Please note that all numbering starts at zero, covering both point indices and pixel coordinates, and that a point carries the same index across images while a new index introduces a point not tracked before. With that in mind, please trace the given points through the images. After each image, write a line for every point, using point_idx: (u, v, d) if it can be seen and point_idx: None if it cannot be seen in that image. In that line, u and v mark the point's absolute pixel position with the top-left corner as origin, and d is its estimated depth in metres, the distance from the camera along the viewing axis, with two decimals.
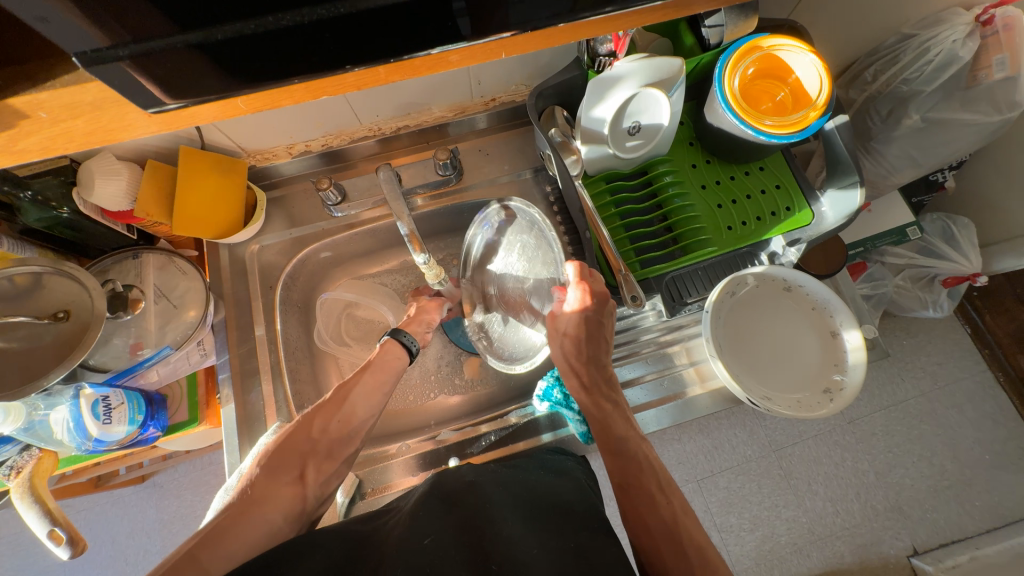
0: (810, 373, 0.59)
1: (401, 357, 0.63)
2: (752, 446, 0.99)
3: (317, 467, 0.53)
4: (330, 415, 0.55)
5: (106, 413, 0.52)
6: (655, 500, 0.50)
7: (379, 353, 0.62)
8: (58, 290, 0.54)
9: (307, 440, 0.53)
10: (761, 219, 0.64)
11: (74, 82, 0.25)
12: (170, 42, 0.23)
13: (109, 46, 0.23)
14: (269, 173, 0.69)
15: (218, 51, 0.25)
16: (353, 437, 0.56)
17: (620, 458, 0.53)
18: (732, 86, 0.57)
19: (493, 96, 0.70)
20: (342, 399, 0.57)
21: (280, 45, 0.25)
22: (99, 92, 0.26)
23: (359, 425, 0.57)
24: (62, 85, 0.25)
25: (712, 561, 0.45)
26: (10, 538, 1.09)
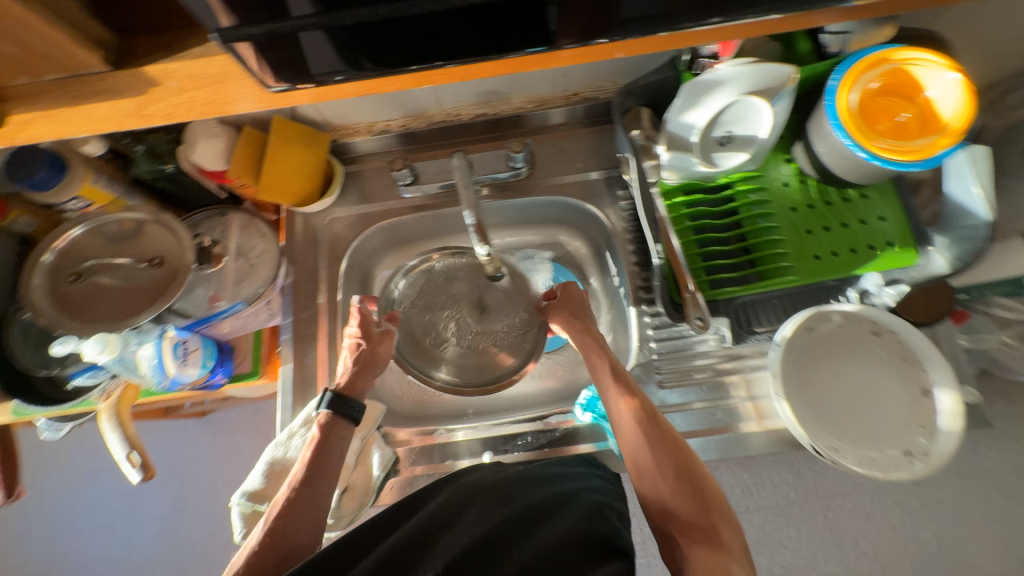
0: (890, 430, 0.53)
1: (347, 431, 0.57)
2: (798, 491, 0.91)
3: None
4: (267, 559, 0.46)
5: (185, 354, 0.57)
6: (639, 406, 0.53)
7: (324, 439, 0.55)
8: (155, 238, 0.59)
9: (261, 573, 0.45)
10: (856, 251, 0.58)
11: (203, 55, 0.28)
12: (292, 26, 0.26)
13: (243, 25, 0.25)
14: (348, 148, 0.72)
15: (345, 33, 0.27)
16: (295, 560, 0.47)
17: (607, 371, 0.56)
18: (847, 103, 0.52)
19: (576, 92, 0.67)
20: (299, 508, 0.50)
21: (394, 32, 0.27)
22: (223, 65, 0.28)
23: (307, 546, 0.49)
24: (193, 56, 0.28)
25: (699, 466, 0.49)
26: (92, 446, 1.24)
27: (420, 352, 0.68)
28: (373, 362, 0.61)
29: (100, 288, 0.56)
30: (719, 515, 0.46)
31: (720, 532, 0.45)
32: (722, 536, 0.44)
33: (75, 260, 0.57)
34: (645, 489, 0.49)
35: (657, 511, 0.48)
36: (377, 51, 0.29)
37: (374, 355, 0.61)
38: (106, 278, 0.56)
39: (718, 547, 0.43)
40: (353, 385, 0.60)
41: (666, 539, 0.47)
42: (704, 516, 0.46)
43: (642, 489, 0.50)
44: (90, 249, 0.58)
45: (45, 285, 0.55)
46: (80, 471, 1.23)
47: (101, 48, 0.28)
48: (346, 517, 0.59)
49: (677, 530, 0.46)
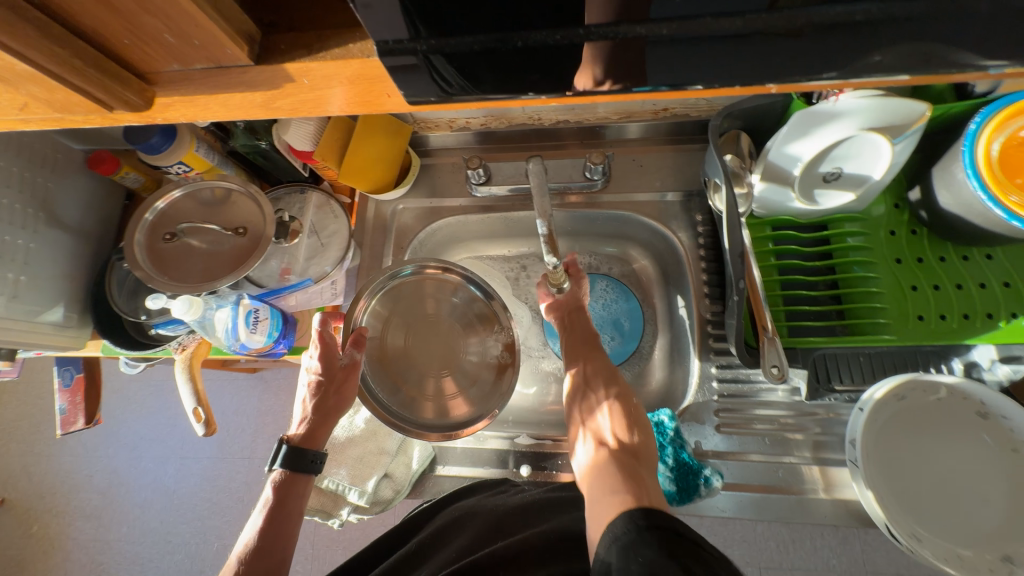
0: (988, 530, 0.46)
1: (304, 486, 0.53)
2: (838, 558, 0.85)
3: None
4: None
5: (255, 323, 0.60)
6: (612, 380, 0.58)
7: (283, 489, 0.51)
8: (242, 209, 0.62)
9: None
10: (970, 317, 0.51)
11: (342, 57, 0.25)
12: (410, 46, 0.22)
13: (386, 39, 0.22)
14: (426, 142, 0.72)
15: (508, 57, 0.23)
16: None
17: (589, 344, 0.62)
18: (991, 151, 0.45)
19: (666, 107, 0.63)
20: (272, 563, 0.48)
21: (563, 58, 0.23)
22: (360, 69, 0.25)
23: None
24: (332, 58, 0.25)
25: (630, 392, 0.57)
26: (158, 382, 1.36)
27: (386, 377, 0.60)
28: (334, 406, 0.56)
29: (189, 250, 0.60)
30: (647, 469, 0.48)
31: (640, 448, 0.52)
32: (641, 450, 0.51)
33: (171, 221, 0.61)
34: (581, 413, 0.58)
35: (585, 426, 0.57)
36: (500, 76, 0.24)
37: (337, 402, 0.56)
38: (195, 241, 0.60)
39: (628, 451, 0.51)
40: (311, 436, 0.55)
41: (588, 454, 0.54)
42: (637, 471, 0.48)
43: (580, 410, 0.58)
44: (185, 211, 0.62)
45: (145, 242, 0.59)
46: (144, 404, 1.35)
47: (247, 43, 0.26)
48: (381, 503, 0.59)
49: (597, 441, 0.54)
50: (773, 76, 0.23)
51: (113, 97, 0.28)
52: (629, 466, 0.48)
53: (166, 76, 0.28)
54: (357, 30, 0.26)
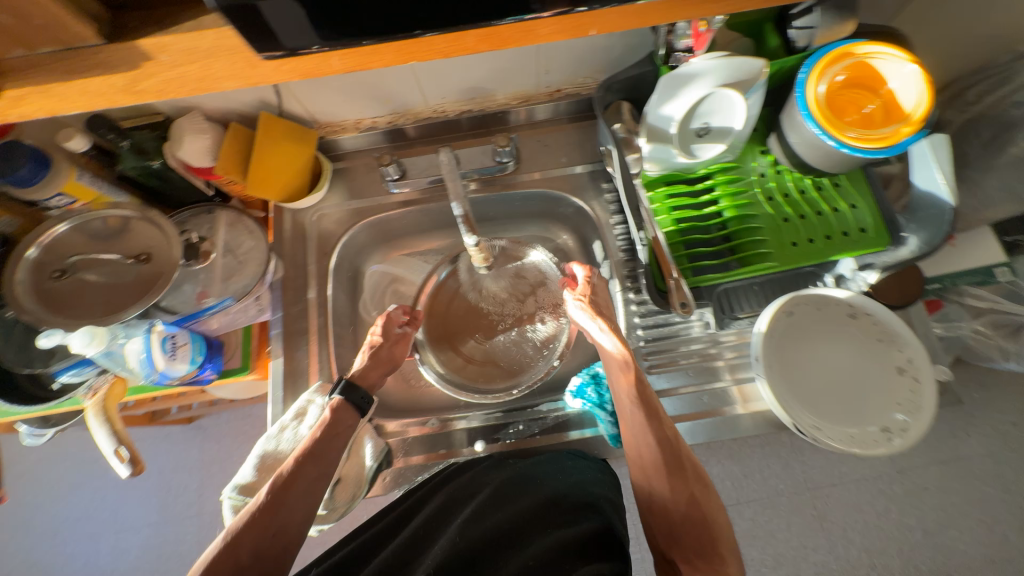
0: (868, 408, 0.55)
1: (351, 420, 0.57)
2: (785, 481, 0.92)
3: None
4: (263, 531, 0.47)
5: (173, 349, 0.56)
6: (659, 421, 0.52)
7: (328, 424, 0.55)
8: (142, 234, 0.59)
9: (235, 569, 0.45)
10: (831, 237, 0.60)
11: (195, 28, 0.28)
12: None
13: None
14: (335, 145, 0.72)
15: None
16: (287, 550, 0.48)
17: (641, 396, 0.53)
18: (817, 93, 0.54)
19: (559, 88, 0.69)
20: (279, 502, 0.49)
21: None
22: (215, 39, 0.28)
23: (296, 536, 0.49)
24: (184, 30, 0.28)
25: (706, 487, 0.50)
26: (75, 456, 1.21)
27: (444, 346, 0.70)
28: (388, 358, 0.64)
29: (85, 285, 0.56)
30: (725, 545, 0.46)
31: (725, 561, 0.45)
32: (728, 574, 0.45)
33: (58, 257, 0.56)
34: (650, 509, 0.50)
35: (661, 532, 0.49)
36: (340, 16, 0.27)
37: (390, 355, 0.64)
38: (91, 275, 0.56)
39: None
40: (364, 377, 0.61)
41: (668, 565, 0.47)
42: (710, 545, 0.46)
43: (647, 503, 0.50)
44: (73, 245, 0.57)
45: (29, 281, 0.55)
46: (61, 482, 1.20)
47: (97, 24, 0.28)
48: (340, 508, 0.59)
49: (682, 560, 0.46)
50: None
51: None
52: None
53: (13, 64, 0.28)
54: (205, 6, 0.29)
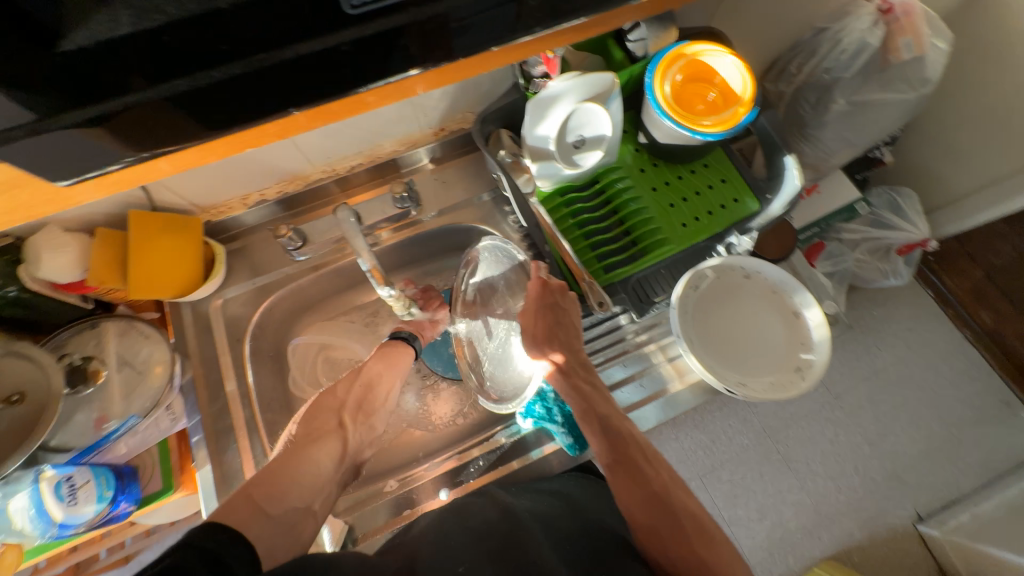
0: (779, 354, 0.62)
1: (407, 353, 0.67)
2: (748, 436, 0.98)
3: (350, 417, 0.62)
4: (352, 381, 0.64)
5: (71, 493, 0.50)
6: (643, 470, 0.53)
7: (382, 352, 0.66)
8: (10, 373, 0.52)
9: (334, 399, 0.62)
10: (712, 212, 0.67)
11: None
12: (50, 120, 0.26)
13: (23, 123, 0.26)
14: (226, 226, 0.69)
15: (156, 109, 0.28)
16: (375, 402, 0.64)
17: (614, 447, 0.55)
18: (664, 92, 0.61)
19: (442, 126, 0.71)
20: (357, 371, 0.65)
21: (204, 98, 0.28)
22: (5, 172, 0.29)
23: (379, 390, 0.65)
24: None
25: (707, 540, 0.49)
26: None
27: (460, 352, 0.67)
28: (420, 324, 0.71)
29: None
30: None
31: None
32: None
33: None
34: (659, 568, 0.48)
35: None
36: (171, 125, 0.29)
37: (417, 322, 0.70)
38: None
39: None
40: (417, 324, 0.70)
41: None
42: None
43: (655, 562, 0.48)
44: None
45: None
46: None
47: None
48: None
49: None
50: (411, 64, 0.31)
51: None
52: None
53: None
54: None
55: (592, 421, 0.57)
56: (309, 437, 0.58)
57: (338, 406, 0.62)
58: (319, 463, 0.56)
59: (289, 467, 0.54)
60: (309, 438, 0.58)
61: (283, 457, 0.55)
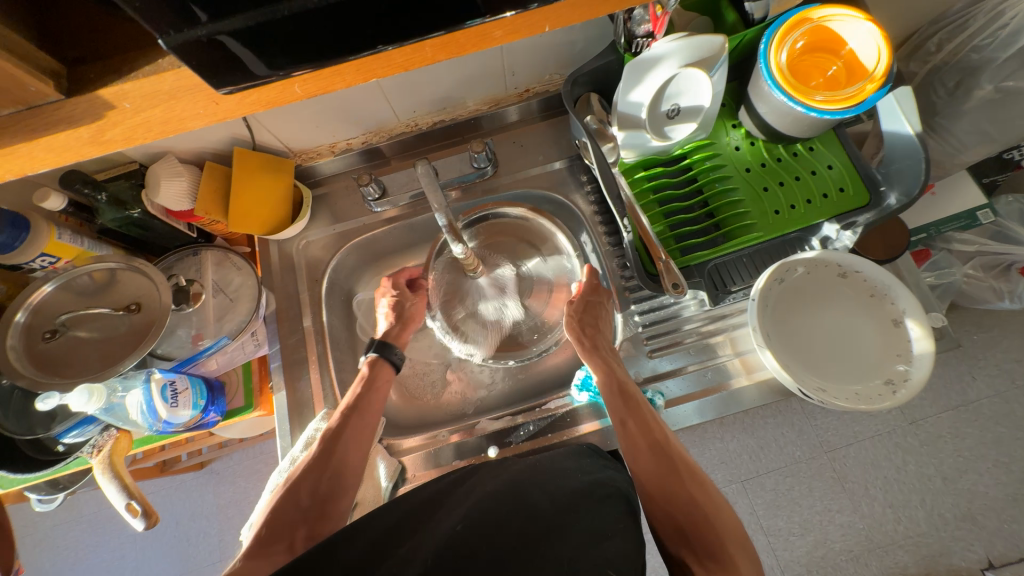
0: (868, 363, 0.56)
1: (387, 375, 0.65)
2: (801, 448, 0.91)
3: (307, 533, 0.52)
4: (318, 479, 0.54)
5: (173, 396, 0.56)
6: (648, 423, 0.55)
7: (368, 378, 0.63)
8: (131, 284, 0.58)
9: (296, 509, 0.52)
10: (812, 201, 0.61)
11: (154, 72, 0.25)
12: (192, 33, 0.22)
13: (189, 27, 0.22)
14: (313, 172, 0.73)
15: (283, 28, 0.23)
16: (345, 490, 0.55)
17: (622, 396, 0.57)
18: (779, 62, 0.55)
19: (527, 88, 0.70)
20: (331, 450, 0.57)
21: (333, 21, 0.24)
22: (176, 81, 0.26)
23: (351, 479, 0.57)
24: (143, 75, 0.25)
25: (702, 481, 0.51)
26: (88, 517, 1.19)
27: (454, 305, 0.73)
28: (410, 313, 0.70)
29: (79, 342, 0.55)
30: (732, 543, 0.47)
31: (732, 556, 0.46)
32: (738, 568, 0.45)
33: (49, 317, 0.56)
34: (659, 515, 0.50)
35: (670, 536, 0.49)
36: (294, 57, 0.25)
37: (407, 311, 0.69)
38: (83, 331, 0.55)
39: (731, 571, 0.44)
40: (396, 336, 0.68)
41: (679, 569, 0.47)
42: (716, 543, 0.46)
43: (655, 511, 0.51)
44: (63, 305, 0.57)
45: (21, 344, 0.54)
46: (79, 543, 1.18)
47: (53, 79, 0.25)
48: None
49: (692, 557, 0.46)
50: (550, 18, 0.28)
51: None
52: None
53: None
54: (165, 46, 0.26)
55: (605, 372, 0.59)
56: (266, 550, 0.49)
57: (300, 515, 0.53)
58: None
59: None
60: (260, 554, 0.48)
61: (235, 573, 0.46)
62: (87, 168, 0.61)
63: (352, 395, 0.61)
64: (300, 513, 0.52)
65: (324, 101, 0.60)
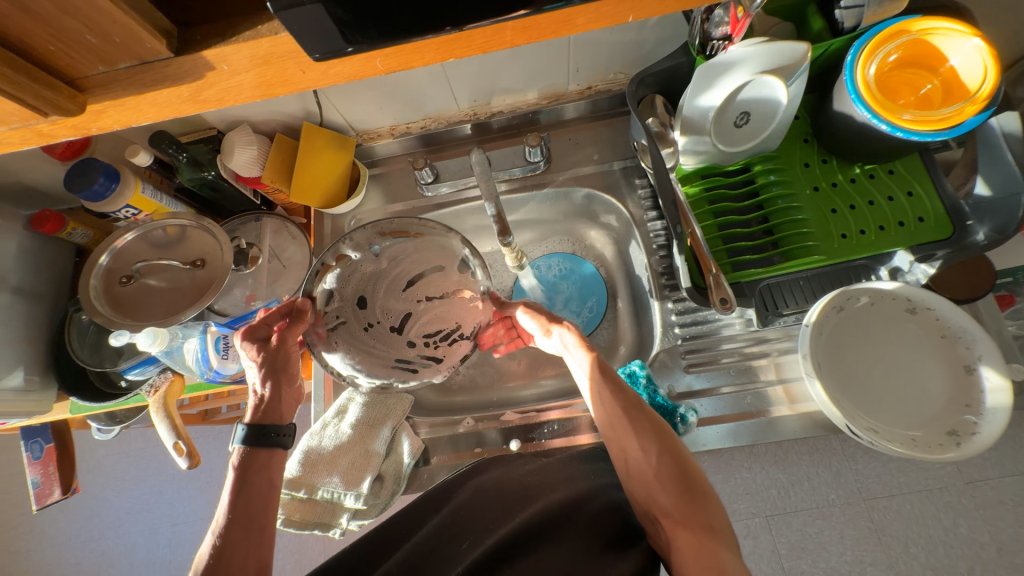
0: (932, 410, 0.52)
1: (268, 458, 0.52)
2: (838, 491, 0.85)
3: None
4: None
5: (226, 349, 0.60)
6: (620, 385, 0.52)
7: (242, 472, 0.50)
8: (198, 241, 0.63)
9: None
10: (886, 228, 0.56)
11: (253, 37, 0.27)
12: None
13: None
14: (371, 152, 0.75)
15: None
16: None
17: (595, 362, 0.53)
18: (867, 75, 0.51)
19: (589, 85, 0.69)
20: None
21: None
22: (271, 47, 0.27)
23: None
24: (243, 40, 0.27)
25: (681, 445, 0.48)
26: (137, 450, 1.31)
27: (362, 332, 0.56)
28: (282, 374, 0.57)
29: (148, 289, 0.60)
30: (709, 505, 0.45)
31: (706, 515, 0.44)
32: (711, 522, 0.44)
33: (125, 264, 0.61)
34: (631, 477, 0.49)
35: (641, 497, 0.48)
36: (383, 30, 0.26)
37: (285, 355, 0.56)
38: (153, 280, 0.60)
39: (700, 530, 0.43)
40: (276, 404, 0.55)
41: (652, 524, 0.47)
42: (691, 505, 0.45)
43: (629, 472, 0.49)
44: (137, 253, 0.61)
45: (101, 286, 0.59)
46: (127, 474, 1.29)
47: (166, 38, 0.27)
48: (380, 504, 0.61)
49: (662, 515, 0.45)
50: (634, 8, 0.27)
51: (74, 133, 0.30)
52: (705, 552, 0.41)
53: (91, 81, 0.28)
54: (264, 15, 0.28)
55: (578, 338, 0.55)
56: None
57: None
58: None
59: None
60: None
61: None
62: (173, 130, 0.66)
63: (227, 508, 0.48)
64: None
65: (390, 84, 0.62)
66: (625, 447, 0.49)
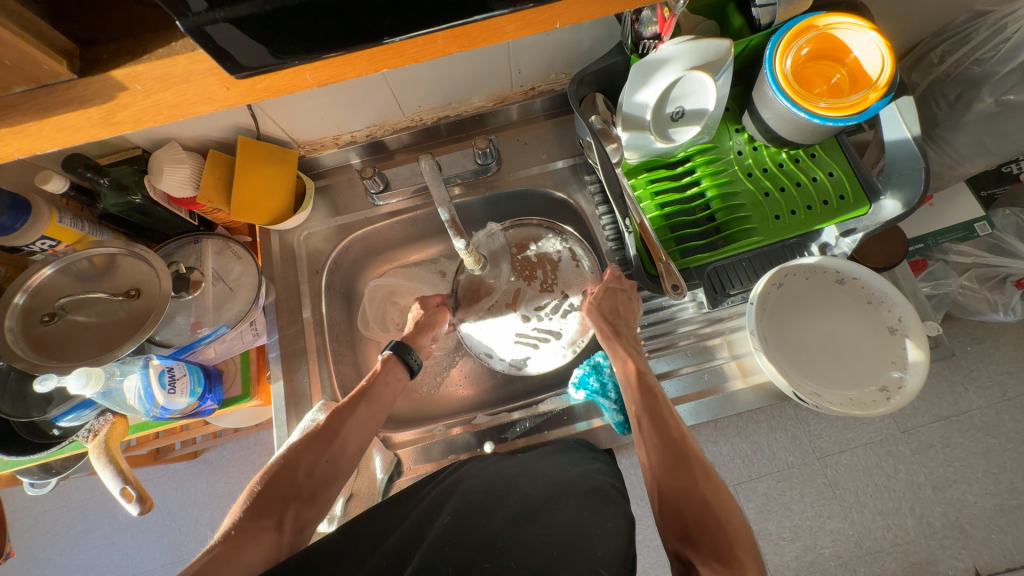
0: (864, 368, 0.57)
1: (400, 374, 0.64)
2: (794, 453, 0.92)
3: (297, 513, 0.50)
4: (318, 455, 0.53)
5: (172, 382, 0.56)
6: (664, 418, 0.54)
7: (381, 372, 0.62)
8: (131, 270, 0.58)
9: (292, 485, 0.51)
10: (813, 207, 0.61)
11: (166, 55, 0.25)
12: (210, 15, 0.22)
13: (205, 9, 0.22)
14: (316, 163, 0.73)
15: (299, 13, 0.24)
16: (337, 477, 0.54)
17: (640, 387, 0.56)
18: (784, 68, 0.55)
19: (533, 86, 0.70)
20: (334, 434, 0.55)
21: (350, 10, 0.24)
22: (188, 65, 0.26)
23: (346, 466, 0.55)
24: (156, 57, 0.25)
25: (717, 485, 0.48)
26: (80, 503, 1.19)
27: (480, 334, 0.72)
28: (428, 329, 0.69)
29: (78, 327, 0.55)
30: (744, 550, 0.43)
31: (743, 565, 0.42)
32: (745, 567, 0.42)
33: (47, 301, 0.55)
34: (666, 509, 0.48)
35: (676, 532, 0.46)
36: (308, 43, 0.25)
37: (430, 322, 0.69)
38: (82, 316, 0.55)
39: None
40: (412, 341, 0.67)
41: (684, 567, 0.44)
42: (729, 548, 0.43)
43: (661, 507, 0.49)
44: (61, 288, 0.56)
45: (19, 328, 0.54)
46: (71, 530, 1.18)
47: (66, 58, 0.25)
48: None
49: (698, 558, 0.43)
50: (563, 14, 0.28)
51: None
52: None
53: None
54: (176, 30, 0.27)
55: (625, 360, 0.59)
56: (248, 533, 0.46)
57: (293, 491, 0.51)
58: (253, 567, 0.45)
59: (229, 561, 0.44)
60: (247, 532, 0.47)
61: (211, 561, 0.43)
62: (89, 152, 0.61)
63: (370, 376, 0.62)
64: (293, 489, 0.51)
65: (330, 94, 0.60)
66: (658, 475, 0.50)
